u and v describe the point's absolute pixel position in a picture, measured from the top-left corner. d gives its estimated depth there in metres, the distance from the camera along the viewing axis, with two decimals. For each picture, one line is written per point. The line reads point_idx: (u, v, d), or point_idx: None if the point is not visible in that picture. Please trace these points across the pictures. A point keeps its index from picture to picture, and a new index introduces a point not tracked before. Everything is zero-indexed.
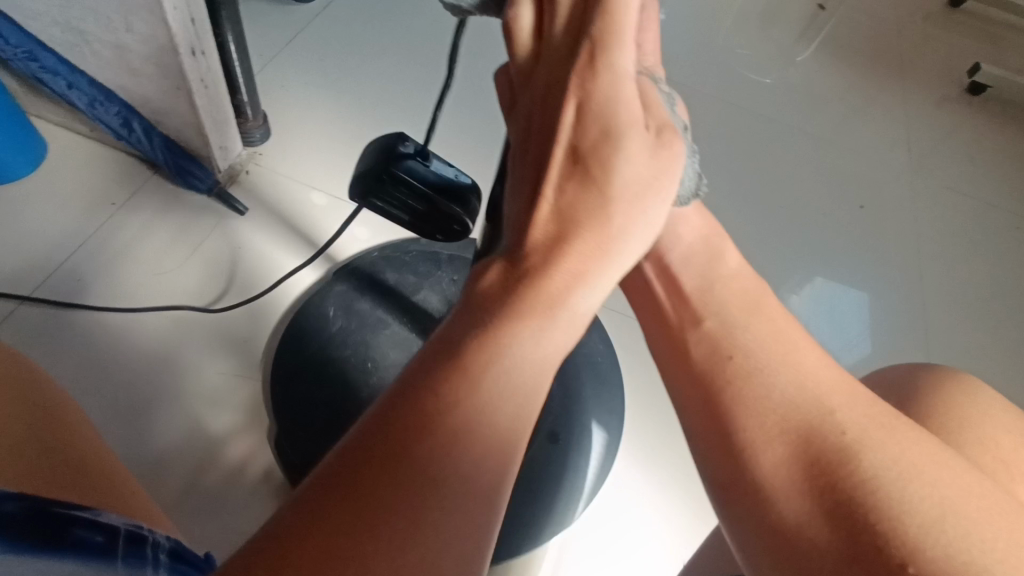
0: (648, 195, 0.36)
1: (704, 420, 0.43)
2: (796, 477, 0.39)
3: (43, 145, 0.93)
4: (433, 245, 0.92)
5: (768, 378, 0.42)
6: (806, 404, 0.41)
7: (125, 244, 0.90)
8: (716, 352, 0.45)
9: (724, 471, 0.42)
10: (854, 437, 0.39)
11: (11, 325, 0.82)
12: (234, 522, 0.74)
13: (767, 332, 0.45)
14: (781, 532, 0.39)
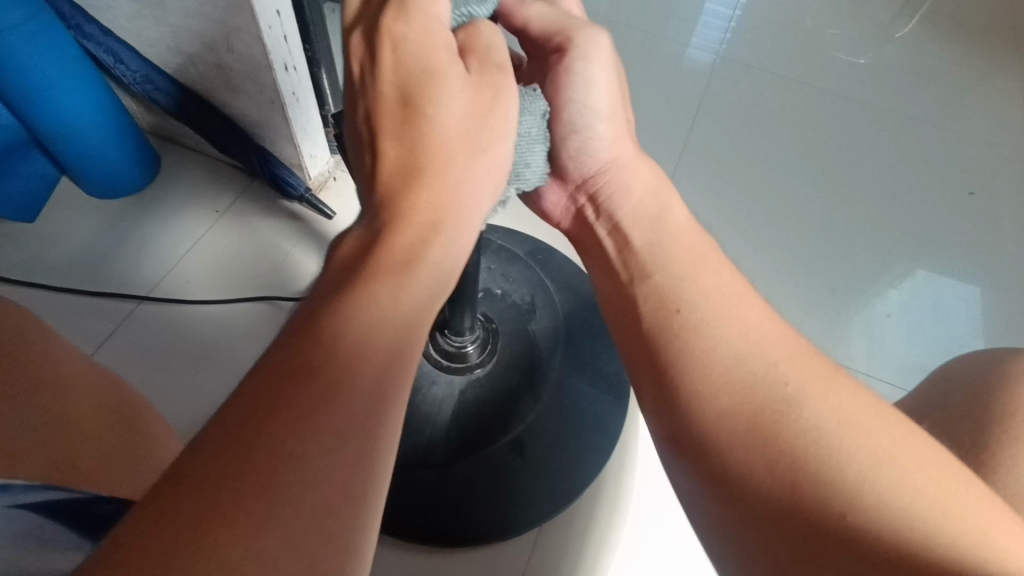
0: (472, 156, 0.42)
1: (650, 378, 0.45)
2: (736, 436, 0.40)
3: (155, 159, 1.02)
4: (502, 244, 0.94)
5: (694, 337, 0.44)
6: (728, 358, 0.42)
7: (227, 247, 0.98)
8: (656, 305, 0.47)
9: (684, 445, 0.42)
10: (791, 391, 0.40)
11: (133, 322, 0.90)
12: None
13: (749, 314, 0.44)
14: (738, 495, 0.39)
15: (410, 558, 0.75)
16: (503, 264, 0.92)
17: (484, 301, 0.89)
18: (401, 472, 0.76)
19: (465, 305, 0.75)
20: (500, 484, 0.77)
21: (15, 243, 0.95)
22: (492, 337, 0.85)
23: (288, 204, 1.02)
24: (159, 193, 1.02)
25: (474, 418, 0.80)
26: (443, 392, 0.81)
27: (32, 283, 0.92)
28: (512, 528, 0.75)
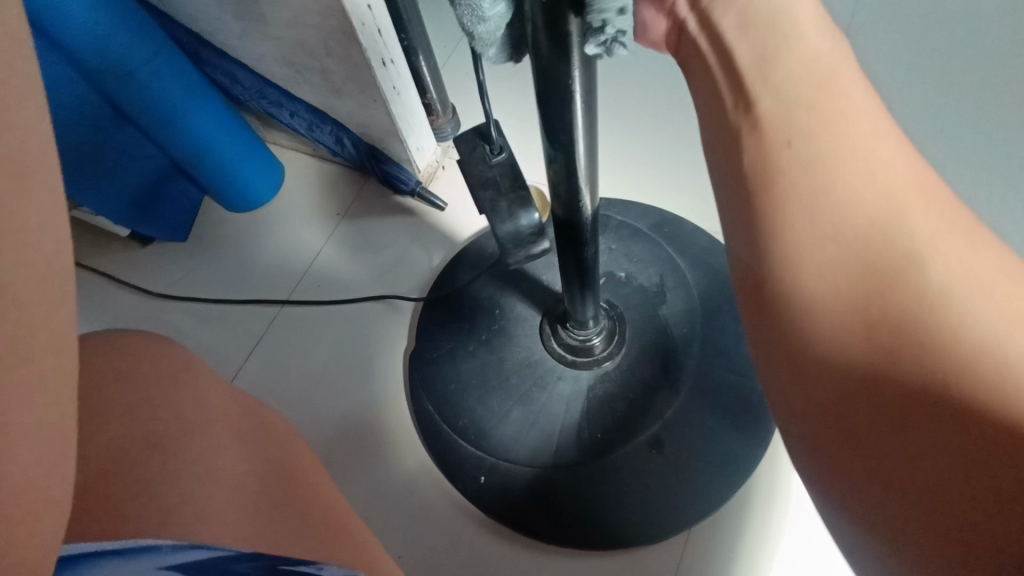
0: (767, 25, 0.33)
1: (744, 196, 0.33)
2: (845, 346, 0.28)
3: (281, 170, 1.07)
4: (625, 220, 0.87)
5: (788, 147, 0.32)
6: (862, 178, 0.30)
7: (351, 247, 1.00)
8: (763, 121, 0.32)
9: (765, 300, 0.31)
10: (900, 255, 0.28)
11: (279, 326, 0.96)
12: (462, 510, 0.77)
13: (866, 111, 0.31)
14: (842, 421, 0.28)
15: (551, 561, 0.73)
16: (625, 243, 0.85)
17: (609, 286, 0.82)
18: (529, 472, 0.74)
19: (589, 297, 0.69)
20: (640, 485, 0.72)
21: (173, 261, 1.05)
22: (620, 326, 0.78)
23: (402, 199, 1.02)
24: (287, 202, 1.07)
25: (605, 415, 0.75)
26: (568, 388, 0.76)
27: (189, 297, 1.01)
28: (655, 531, 0.70)
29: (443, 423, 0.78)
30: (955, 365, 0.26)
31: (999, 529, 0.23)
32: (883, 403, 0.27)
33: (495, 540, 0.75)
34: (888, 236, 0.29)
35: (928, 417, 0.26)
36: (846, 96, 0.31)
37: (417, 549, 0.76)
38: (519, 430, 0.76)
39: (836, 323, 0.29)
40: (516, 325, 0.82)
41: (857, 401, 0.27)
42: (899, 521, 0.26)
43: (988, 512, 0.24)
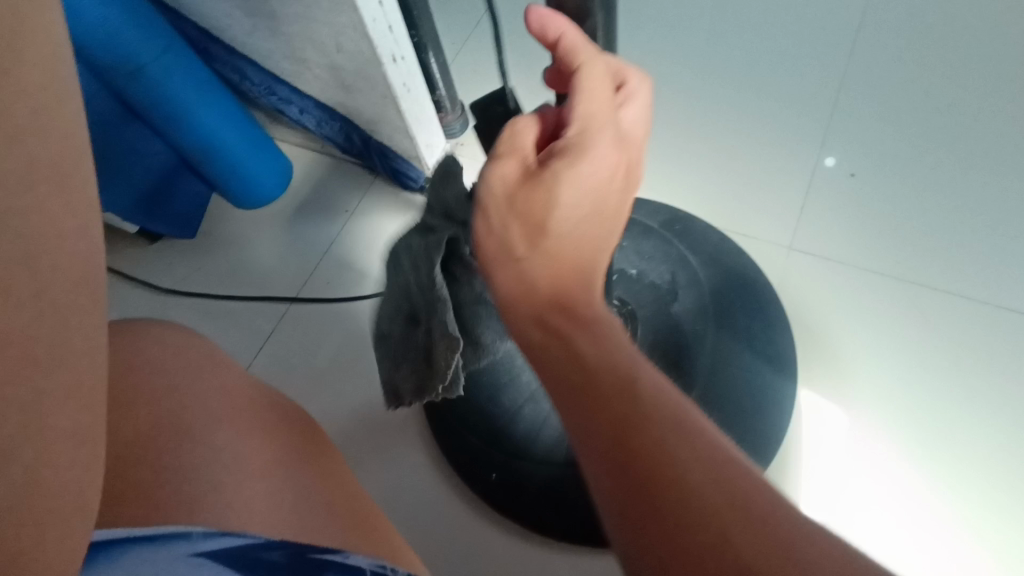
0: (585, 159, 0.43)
1: (543, 299, 0.43)
2: (571, 403, 0.38)
3: (289, 166, 1.06)
4: (636, 217, 0.86)
5: (567, 239, 0.44)
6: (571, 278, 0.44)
7: (360, 244, 1.00)
8: (538, 230, 0.43)
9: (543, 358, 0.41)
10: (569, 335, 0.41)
11: (287, 323, 0.96)
12: (473, 508, 0.77)
13: (583, 234, 0.44)
14: (597, 452, 0.36)
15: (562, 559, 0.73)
16: (636, 240, 0.84)
17: (620, 284, 0.81)
18: (539, 471, 0.74)
19: None
20: None
21: (182, 257, 1.05)
22: (632, 324, 0.78)
23: (411, 196, 1.02)
24: (296, 199, 1.06)
25: None
26: None
27: (197, 294, 1.00)
28: None
29: (453, 420, 0.78)
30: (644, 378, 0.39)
31: (682, 503, 0.32)
32: (605, 406, 0.37)
33: (506, 537, 0.75)
34: (569, 337, 0.41)
35: (626, 453, 0.35)
36: (584, 250, 0.45)
37: (426, 547, 0.76)
38: (530, 428, 0.75)
39: (573, 377, 0.39)
40: None
41: (598, 450, 0.36)
42: (634, 528, 0.33)
43: (666, 527, 0.32)
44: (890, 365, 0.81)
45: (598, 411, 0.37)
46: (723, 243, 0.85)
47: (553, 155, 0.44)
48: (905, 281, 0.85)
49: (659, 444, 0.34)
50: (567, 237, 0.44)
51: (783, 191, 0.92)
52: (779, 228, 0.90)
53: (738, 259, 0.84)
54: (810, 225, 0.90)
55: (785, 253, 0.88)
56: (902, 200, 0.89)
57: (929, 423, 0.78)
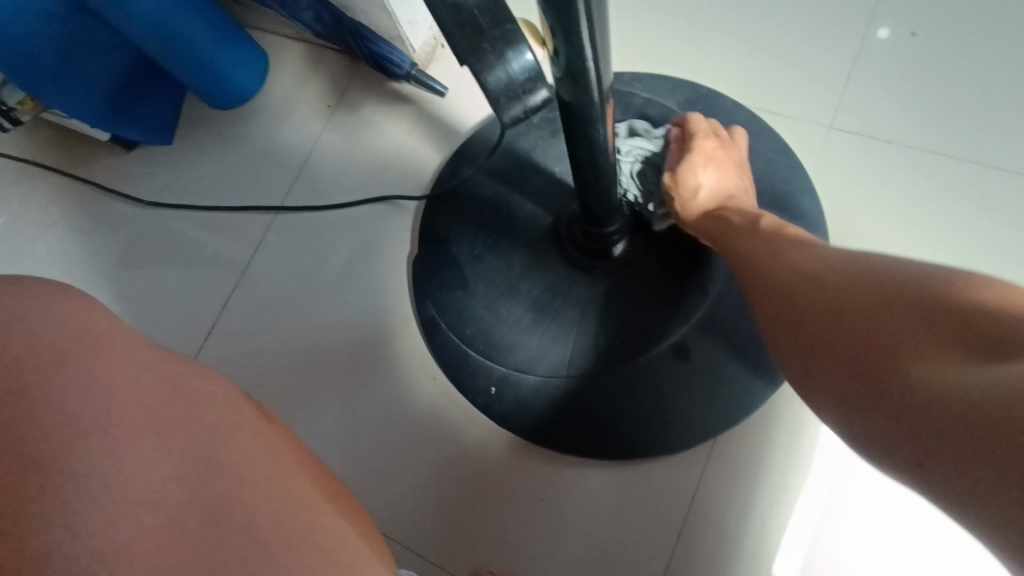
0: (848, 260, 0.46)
1: (838, 387, 0.40)
2: (860, 403, 0.38)
3: (262, 55, 0.95)
4: (651, 93, 0.76)
5: (819, 306, 0.44)
6: (835, 316, 0.42)
7: (345, 142, 0.91)
8: (811, 333, 0.44)
9: (817, 329, 0.43)
10: (836, 303, 0.43)
11: (275, 234, 0.89)
12: (473, 424, 0.72)
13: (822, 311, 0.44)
14: (864, 427, 0.37)
15: (563, 474, 0.69)
16: (651, 125, 0.74)
17: None
18: (540, 380, 0.70)
19: (605, 190, 0.60)
20: (658, 393, 0.67)
21: (159, 166, 0.97)
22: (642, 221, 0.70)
23: (398, 86, 0.91)
24: (276, 94, 0.96)
25: (623, 320, 0.69)
26: (584, 291, 0.70)
27: (181, 205, 0.94)
28: (670, 441, 0.66)
29: (448, 330, 0.73)
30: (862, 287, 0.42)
31: (842, 344, 0.41)
32: (822, 330, 0.43)
33: (509, 453, 0.71)
34: (819, 308, 0.44)
35: (889, 388, 0.36)
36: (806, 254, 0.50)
37: (424, 467, 0.72)
38: (532, 339, 0.71)
39: (844, 354, 0.40)
40: (525, 223, 0.74)
41: (869, 405, 0.37)
42: (895, 441, 0.34)
43: (917, 420, 0.33)
44: (940, 258, 0.70)
45: (849, 377, 0.39)
46: (752, 125, 0.74)
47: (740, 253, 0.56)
48: (967, 160, 0.72)
49: (880, 342, 0.38)
50: (843, 291, 0.43)
51: (827, 61, 0.78)
52: (820, 105, 0.77)
53: (769, 142, 0.74)
54: (855, 101, 0.76)
55: (823, 133, 0.76)
56: (970, 67, 0.75)
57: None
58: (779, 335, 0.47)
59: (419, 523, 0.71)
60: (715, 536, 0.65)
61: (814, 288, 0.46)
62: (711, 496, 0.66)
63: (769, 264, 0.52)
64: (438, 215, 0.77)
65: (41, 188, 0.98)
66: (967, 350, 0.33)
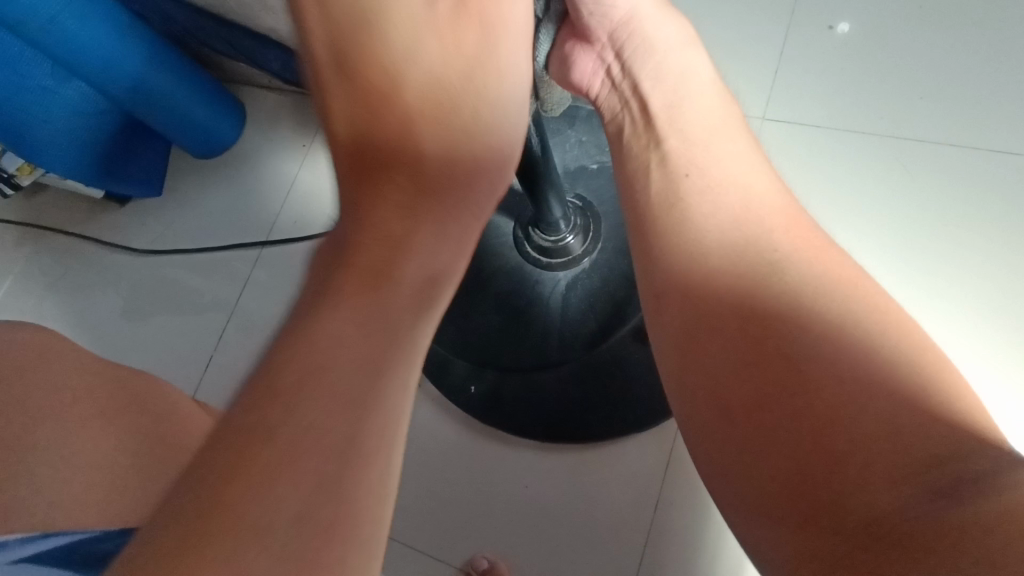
0: (778, 215, 0.39)
1: (727, 437, 0.34)
2: (751, 470, 0.33)
3: (238, 105, 1.02)
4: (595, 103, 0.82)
5: (722, 293, 0.37)
6: (745, 317, 0.36)
7: (320, 177, 0.98)
8: (706, 330, 0.36)
9: (718, 325, 0.36)
10: (759, 294, 0.36)
11: (263, 267, 0.96)
12: (458, 425, 0.77)
13: (723, 284, 0.37)
14: (753, 498, 0.33)
15: (545, 461, 0.74)
16: (596, 132, 0.81)
17: (582, 182, 0.79)
18: (515, 375, 0.75)
19: (551, 196, 0.67)
20: (625, 376, 0.73)
21: (152, 217, 1.04)
22: (594, 220, 0.76)
23: None
24: (256, 139, 1.03)
25: (587, 313, 0.74)
26: (548, 288, 0.76)
27: (173, 250, 1.00)
28: (640, 420, 0.71)
29: (428, 336, 0.79)
30: (845, 349, 0.33)
31: (754, 382, 0.34)
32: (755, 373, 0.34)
33: (494, 447, 0.76)
34: (748, 297, 0.36)
35: (804, 463, 0.31)
36: (732, 146, 0.42)
37: (416, 469, 0.77)
38: (505, 337, 0.76)
39: (743, 380, 0.35)
40: (489, 232, 0.80)
41: (765, 471, 0.32)
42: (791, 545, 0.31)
43: (830, 521, 0.30)
44: (868, 229, 0.77)
45: (745, 426, 0.34)
46: None
47: (684, 172, 0.41)
48: (888, 136, 0.79)
49: (803, 391, 0.33)
50: (771, 279, 0.36)
51: (754, 57, 0.85)
52: (750, 100, 0.84)
53: None
54: (784, 91, 0.83)
55: (757, 124, 0.83)
56: (885, 49, 0.81)
57: (925, 275, 0.75)
58: (695, 341, 0.37)
59: (416, 523, 0.75)
60: (691, 506, 0.70)
61: (733, 262, 0.37)
62: (686, 466, 0.71)
63: (695, 206, 0.40)
64: None
65: (42, 248, 1.05)
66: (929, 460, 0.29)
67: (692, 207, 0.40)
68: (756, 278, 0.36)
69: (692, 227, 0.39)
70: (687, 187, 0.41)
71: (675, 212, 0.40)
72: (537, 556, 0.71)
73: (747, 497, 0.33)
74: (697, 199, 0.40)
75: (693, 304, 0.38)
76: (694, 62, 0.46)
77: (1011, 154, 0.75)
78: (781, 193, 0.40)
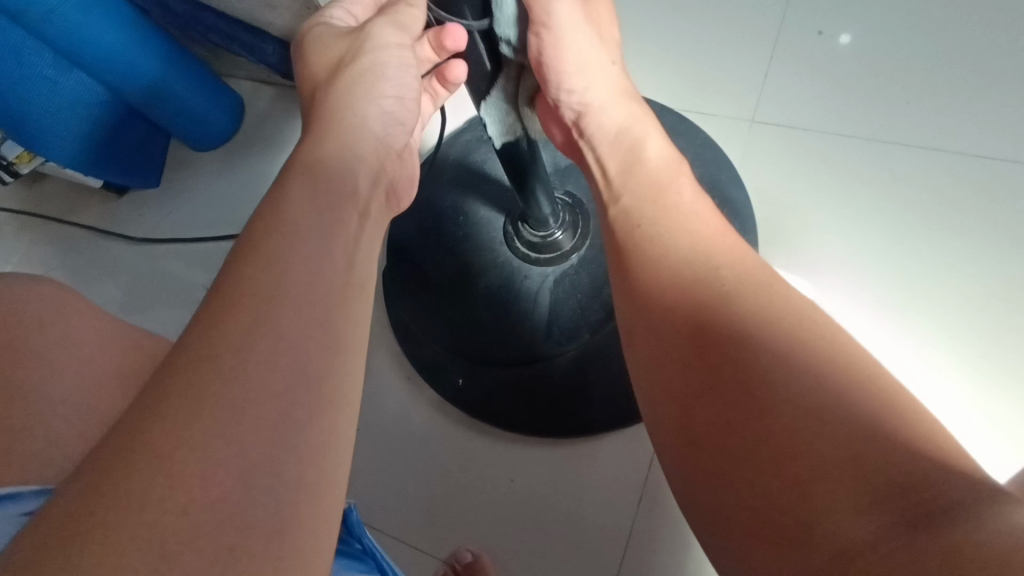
0: (733, 254, 0.41)
1: (696, 473, 0.35)
2: (724, 508, 0.34)
3: (237, 98, 1.03)
4: None
5: (682, 333, 0.38)
6: (705, 354, 0.37)
7: None
8: (670, 369, 0.38)
9: (679, 362, 0.37)
10: (715, 331, 0.37)
11: None
12: (446, 417, 0.78)
13: (681, 324, 0.38)
14: (728, 534, 0.34)
15: (530, 454, 0.75)
16: None
17: (572, 179, 0.80)
18: (501, 369, 0.76)
19: (539, 191, 0.67)
20: (610, 372, 0.74)
21: (149, 207, 1.05)
22: (582, 218, 0.77)
23: None
24: (254, 133, 1.04)
25: (574, 310, 0.75)
26: (536, 284, 0.77)
27: (169, 241, 1.01)
28: (624, 416, 0.72)
29: (416, 330, 0.79)
30: (797, 373, 0.34)
31: (713, 420, 0.35)
32: (714, 401, 0.35)
33: (480, 439, 0.76)
34: (705, 335, 0.37)
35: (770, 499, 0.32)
36: (677, 196, 0.45)
37: (403, 460, 0.78)
38: (493, 332, 0.77)
39: (703, 417, 0.36)
40: (479, 228, 0.81)
41: (735, 508, 0.33)
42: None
43: (800, 555, 0.30)
44: (859, 230, 0.77)
45: (711, 464, 0.35)
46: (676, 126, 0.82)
47: (640, 224, 0.44)
48: (876, 140, 0.80)
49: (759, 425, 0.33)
50: (725, 316, 0.37)
51: (745, 61, 0.86)
52: (741, 103, 0.85)
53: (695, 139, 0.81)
54: (774, 95, 0.84)
55: (747, 126, 0.84)
56: (874, 56, 0.83)
57: (915, 279, 0.74)
58: (662, 380, 0.38)
59: (401, 514, 0.76)
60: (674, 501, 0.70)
61: (691, 303, 0.38)
62: None
63: (655, 254, 0.42)
64: (402, 228, 0.84)
65: (39, 236, 1.06)
66: (884, 490, 0.30)
67: (652, 253, 0.42)
68: (712, 315, 0.37)
69: (653, 274, 0.41)
70: (641, 236, 0.44)
71: (640, 258, 0.43)
72: (520, 548, 0.72)
73: (717, 521, 0.34)
74: (654, 249, 0.42)
75: (657, 347, 0.39)
76: (645, 125, 0.50)
77: (1000, 159, 0.76)
78: (734, 235, 0.43)
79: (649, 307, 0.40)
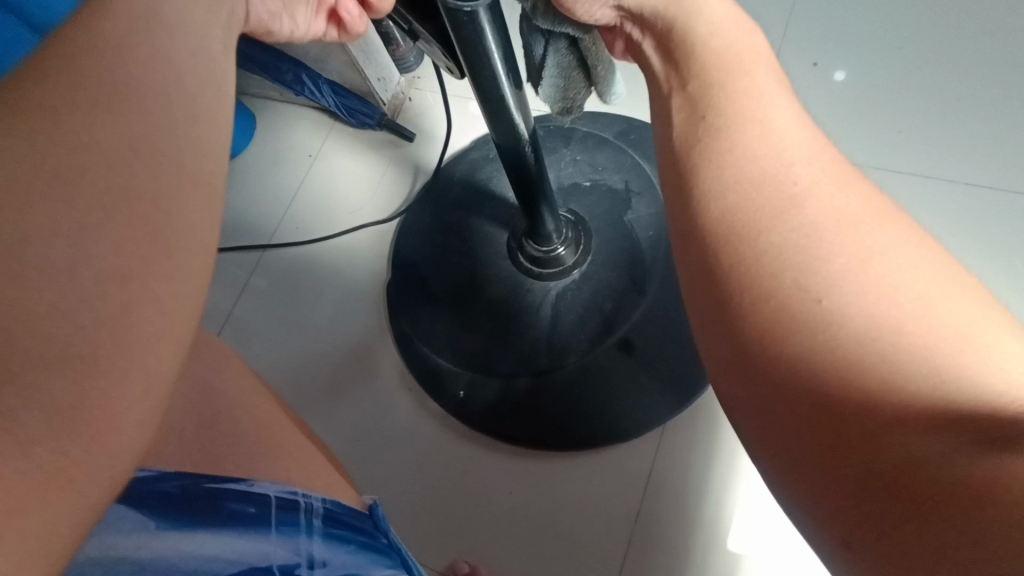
0: (804, 147, 0.32)
1: (758, 409, 0.29)
2: (794, 445, 0.27)
3: (251, 116, 1.04)
4: (590, 126, 0.86)
5: (737, 244, 0.30)
6: (767, 269, 0.29)
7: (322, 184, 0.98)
8: (724, 288, 0.30)
9: (738, 280, 0.30)
10: (781, 240, 0.29)
11: (264, 270, 0.94)
12: (448, 433, 0.78)
13: (740, 231, 0.31)
14: (800, 477, 0.27)
15: (530, 471, 0.75)
16: (590, 153, 0.85)
17: (575, 198, 0.83)
18: (502, 382, 0.77)
19: (542, 208, 0.70)
20: (610, 386, 0.74)
21: None
22: (585, 234, 0.80)
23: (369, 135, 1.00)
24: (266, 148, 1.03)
25: (574, 323, 0.77)
26: (538, 298, 0.79)
27: None
28: (624, 429, 0.73)
29: (420, 342, 0.81)
30: (888, 291, 0.27)
31: (783, 348, 0.28)
32: (780, 324, 0.28)
33: (482, 455, 0.77)
34: (768, 246, 0.30)
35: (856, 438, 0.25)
36: (748, 79, 0.35)
37: (405, 475, 0.78)
38: (496, 344, 0.78)
39: (765, 344, 0.29)
40: (483, 242, 0.83)
41: (809, 448, 0.27)
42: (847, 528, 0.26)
43: (889, 497, 0.24)
44: None
45: (784, 399, 0.28)
46: None
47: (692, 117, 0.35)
48: (876, 167, 0.82)
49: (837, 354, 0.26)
50: (797, 225, 0.30)
51: None
52: None
53: None
54: None
55: None
56: (869, 88, 0.86)
57: None
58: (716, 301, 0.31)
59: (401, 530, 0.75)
60: (675, 521, 0.71)
61: (751, 206, 0.31)
62: (670, 478, 0.72)
63: (713, 152, 0.34)
64: (407, 244, 0.86)
65: None
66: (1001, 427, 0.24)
67: (704, 151, 0.34)
68: (775, 222, 0.30)
69: (702, 176, 0.33)
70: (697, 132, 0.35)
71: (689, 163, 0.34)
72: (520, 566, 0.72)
73: (785, 459, 0.28)
74: (709, 144, 0.34)
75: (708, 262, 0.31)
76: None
77: (994, 187, 0.78)
78: (807, 122, 0.34)
79: (694, 215, 0.33)
